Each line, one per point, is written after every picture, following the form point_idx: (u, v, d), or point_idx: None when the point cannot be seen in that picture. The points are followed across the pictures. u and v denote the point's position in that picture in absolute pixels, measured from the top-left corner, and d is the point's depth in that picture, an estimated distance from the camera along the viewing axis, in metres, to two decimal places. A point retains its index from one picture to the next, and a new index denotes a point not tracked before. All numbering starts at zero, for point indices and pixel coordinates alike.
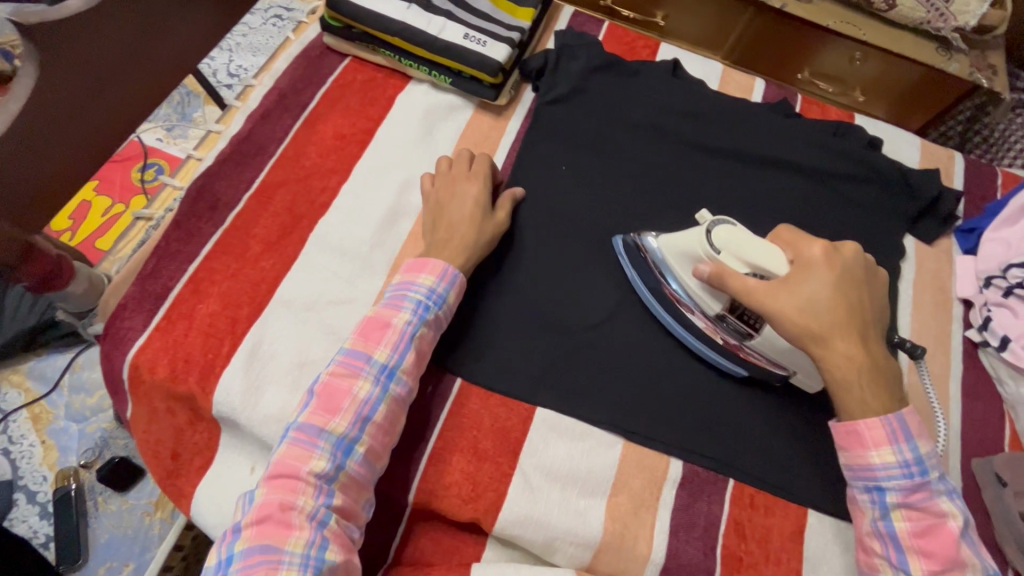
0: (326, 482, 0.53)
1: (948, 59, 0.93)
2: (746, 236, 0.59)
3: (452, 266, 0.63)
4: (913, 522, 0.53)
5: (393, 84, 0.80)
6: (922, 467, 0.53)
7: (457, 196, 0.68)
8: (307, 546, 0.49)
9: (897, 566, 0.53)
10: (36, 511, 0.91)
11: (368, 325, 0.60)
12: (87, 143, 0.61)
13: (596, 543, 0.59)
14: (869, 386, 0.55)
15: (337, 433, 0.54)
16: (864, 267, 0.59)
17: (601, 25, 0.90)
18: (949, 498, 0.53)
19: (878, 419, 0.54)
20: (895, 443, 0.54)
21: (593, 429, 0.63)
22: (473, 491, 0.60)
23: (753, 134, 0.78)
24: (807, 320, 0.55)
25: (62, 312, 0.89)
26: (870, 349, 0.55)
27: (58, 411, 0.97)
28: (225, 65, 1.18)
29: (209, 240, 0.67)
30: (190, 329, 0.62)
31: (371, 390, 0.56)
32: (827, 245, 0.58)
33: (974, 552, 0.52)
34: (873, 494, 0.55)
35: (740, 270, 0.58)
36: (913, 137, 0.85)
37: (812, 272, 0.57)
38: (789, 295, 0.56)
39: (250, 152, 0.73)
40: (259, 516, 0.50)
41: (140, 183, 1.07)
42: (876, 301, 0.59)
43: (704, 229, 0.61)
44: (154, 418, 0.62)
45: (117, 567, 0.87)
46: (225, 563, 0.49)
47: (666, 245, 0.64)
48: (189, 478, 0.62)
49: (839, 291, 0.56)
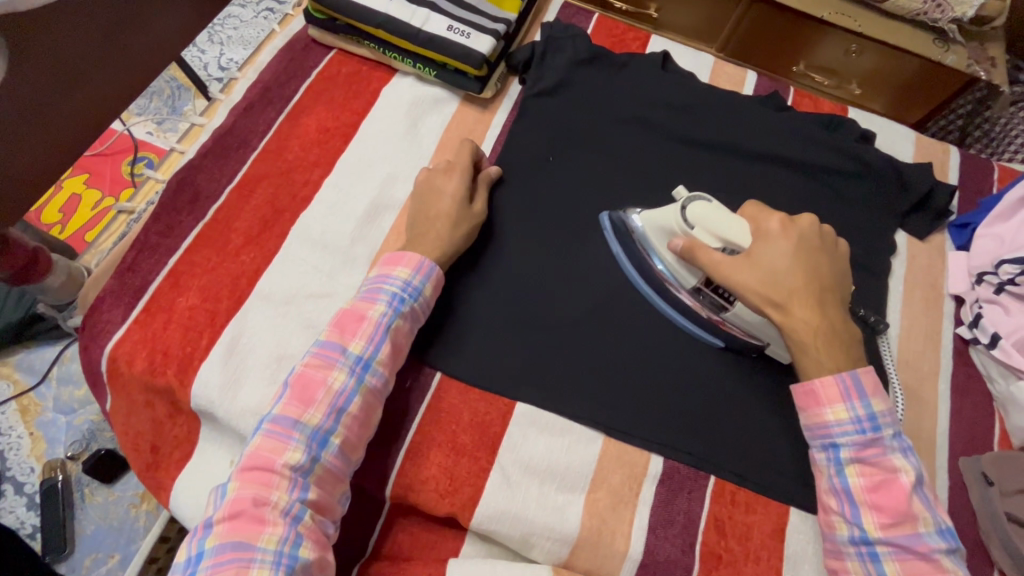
0: (301, 475, 0.53)
1: (946, 51, 0.91)
2: (720, 212, 0.58)
3: (428, 260, 0.63)
4: (866, 477, 0.54)
5: (378, 76, 0.80)
6: (875, 424, 0.54)
7: (435, 190, 0.68)
8: (280, 543, 0.49)
9: (851, 520, 0.53)
10: (22, 502, 0.92)
11: (344, 317, 0.60)
12: (58, 138, 0.61)
13: (572, 539, 0.58)
14: (829, 348, 0.56)
15: (312, 425, 0.54)
16: (823, 237, 0.60)
17: (590, 17, 0.88)
18: (902, 455, 0.54)
19: (831, 377, 0.55)
20: (848, 401, 0.55)
21: (572, 425, 0.63)
22: (450, 485, 0.59)
23: (741, 127, 0.77)
24: (765, 289, 0.57)
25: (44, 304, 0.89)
26: (829, 314, 0.57)
27: (46, 403, 0.98)
28: (216, 58, 1.18)
29: (190, 233, 0.67)
30: (169, 322, 0.62)
31: (346, 381, 0.56)
32: (783, 217, 0.59)
33: (925, 507, 0.53)
34: (828, 451, 0.56)
35: (713, 246, 0.58)
36: (908, 131, 0.84)
37: (771, 243, 0.58)
38: (748, 266, 0.57)
39: (232, 145, 0.73)
40: (233, 511, 0.50)
41: (129, 176, 1.07)
42: (840, 269, 0.60)
43: (680, 204, 0.60)
44: (133, 411, 0.62)
45: (102, 558, 0.88)
46: (196, 558, 0.50)
47: (641, 219, 0.65)
48: (169, 470, 0.62)
49: (796, 260, 0.57)
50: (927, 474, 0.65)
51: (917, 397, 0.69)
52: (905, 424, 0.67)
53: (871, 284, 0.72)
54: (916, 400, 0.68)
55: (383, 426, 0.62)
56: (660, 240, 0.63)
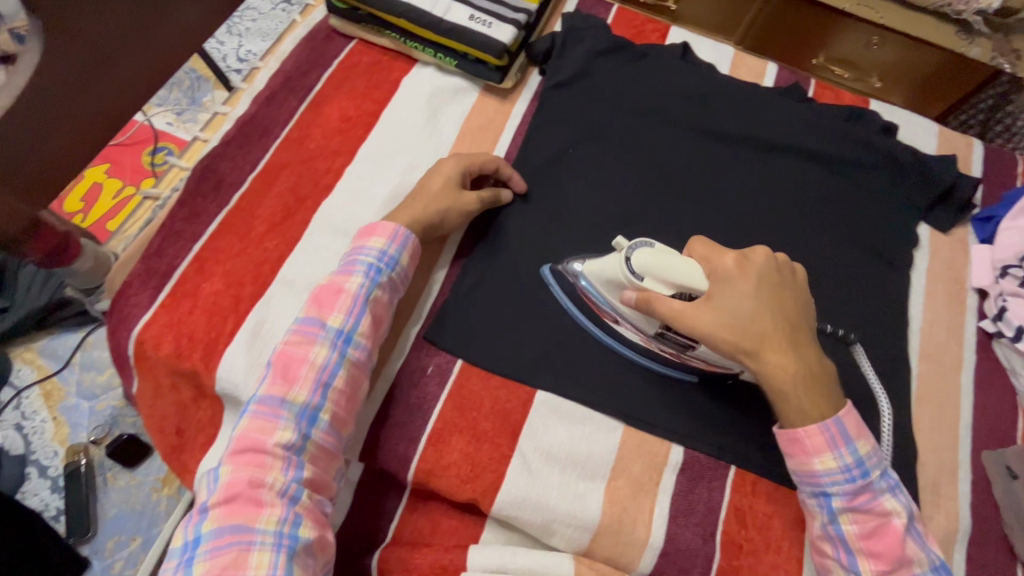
0: (294, 453, 0.52)
1: (969, 43, 0.89)
2: (664, 255, 0.57)
3: (402, 227, 0.63)
4: (859, 524, 0.52)
5: (398, 66, 0.80)
6: (863, 469, 0.52)
7: (433, 171, 0.68)
8: (280, 523, 0.48)
9: (848, 568, 0.52)
10: (47, 485, 0.93)
11: (321, 293, 0.59)
12: (94, 121, 0.62)
13: (593, 526, 0.58)
14: (810, 393, 0.53)
15: (299, 402, 0.54)
16: (780, 269, 0.57)
17: (610, 8, 0.88)
18: (892, 495, 0.52)
19: (816, 425, 0.53)
20: (835, 449, 0.52)
21: (592, 413, 0.63)
22: (471, 472, 0.60)
23: (763, 117, 0.76)
24: (733, 336, 0.54)
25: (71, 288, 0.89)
26: (804, 355, 0.54)
27: (69, 388, 0.99)
28: (235, 49, 1.19)
29: (214, 219, 0.68)
30: (195, 307, 0.63)
31: (328, 355, 0.56)
32: (738, 253, 0.56)
33: (919, 546, 0.52)
34: (819, 499, 0.54)
35: (666, 293, 0.57)
36: (930, 123, 0.83)
37: (729, 286, 0.55)
38: (710, 312, 0.55)
39: (256, 133, 0.73)
40: (228, 495, 0.49)
41: (149, 166, 1.09)
42: (803, 301, 0.58)
43: (623, 255, 0.58)
44: (160, 393, 0.63)
45: (125, 541, 0.89)
46: (193, 544, 0.48)
47: (590, 270, 0.62)
48: (193, 453, 0.63)
49: (758, 301, 0.55)
50: (950, 468, 0.64)
51: (940, 390, 0.68)
52: (929, 418, 0.67)
53: (895, 276, 0.71)
54: (940, 394, 0.68)
55: (403, 413, 0.62)
56: (612, 290, 0.61)
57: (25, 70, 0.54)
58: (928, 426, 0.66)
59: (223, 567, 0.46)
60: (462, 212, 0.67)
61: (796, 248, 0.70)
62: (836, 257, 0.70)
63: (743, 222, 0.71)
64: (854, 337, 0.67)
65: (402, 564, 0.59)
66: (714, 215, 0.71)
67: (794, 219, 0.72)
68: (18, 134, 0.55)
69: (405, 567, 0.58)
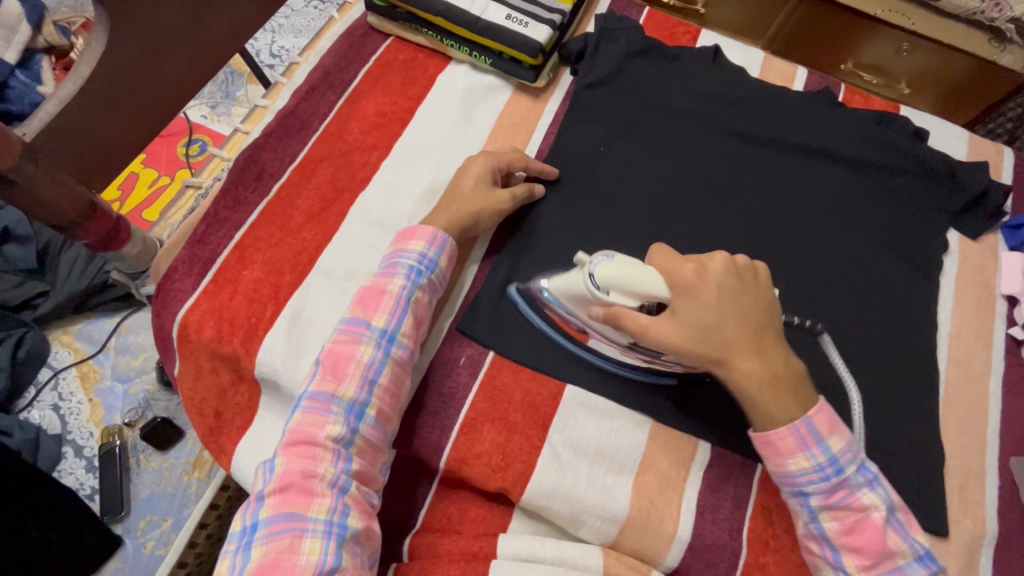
0: (344, 447, 0.54)
1: (1001, 51, 0.89)
2: (628, 267, 0.57)
3: (441, 232, 0.64)
4: (840, 521, 0.52)
5: (433, 63, 0.81)
6: (837, 466, 0.52)
7: (463, 169, 0.69)
8: (330, 513, 0.50)
9: (833, 564, 0.53)
10: (82, 464, 0.99)
11: (366, 294, 0.61)
12: (150, 109, 0.68)
13: (621, 518, 0.59)
14: (780, 397, 0.53)
15: (348, 398, 0.56)
16: (739, 272, 0.55)
17: (641, 10, 0.89)
18: (870, 489, 0.52)
19: (787, 428, 0.52)
20: (806, 449, 0.52)
21: (622, 408, 0.64)
22: (501, 461, 0.61)
23: (793, 120, 0.77)
24: (698, 347, 0.53)
25: (115, 271, 0.89)
26: (772, 359, 0.53)
27: (104, 371, 1.05)
28: (268, 45, 1.22)
29: (255, 209, 0.69)
30: (236, 293, 0.65)
31: (374, 354, 0.58)
32: (698, 263, 0.54)
33: (900, 537, 0.52)
34: (798, 498, 0.54)
35: (633, 306, 0.57)
36: (961, 129, 0.83)
37: (690, 297, 0.54)
38: (674, 324, 0.54)
39: (295, 126, 0.75)
40: (282, 484, 0.51)
41: (184, 158, 1.12)
42: (767, 300, 0.56)
43: (586, 270, 0.59)
44: (200, 376, 0.65)
45: (156, 521, 0.95)
46: (251, 529, 0.50)
47: (556, 288, 0.63)
48: (230, 436, 0.65)
49: (721, 310, 0.53)
50: (978, 472, 0.64)
51: (968, 394, 0.68)
52: (956, 422, 0.67)
53: (925, 281, 0.71)
54: (967, 399, 0.68)
55: (436, 403, 0.64)
56: (580, 304, 0.62)
57: (90, 59, 0.59)
58: (956, 430, 0.66)
59: (278, 551, 0.48)
60: (499, 210, 0.68)
61: (826, 250, 0.71)
62: (867, 259, 0.70)
63: (773, 224, 0.72)
64: (882, 340, 0.67)
65: (432, 550, 0.60)
66: (746, 215, 0.72)
67: (825, 222, 0.72)
68: (81, 117, 0.61)
69: (435, 552, 0.60)
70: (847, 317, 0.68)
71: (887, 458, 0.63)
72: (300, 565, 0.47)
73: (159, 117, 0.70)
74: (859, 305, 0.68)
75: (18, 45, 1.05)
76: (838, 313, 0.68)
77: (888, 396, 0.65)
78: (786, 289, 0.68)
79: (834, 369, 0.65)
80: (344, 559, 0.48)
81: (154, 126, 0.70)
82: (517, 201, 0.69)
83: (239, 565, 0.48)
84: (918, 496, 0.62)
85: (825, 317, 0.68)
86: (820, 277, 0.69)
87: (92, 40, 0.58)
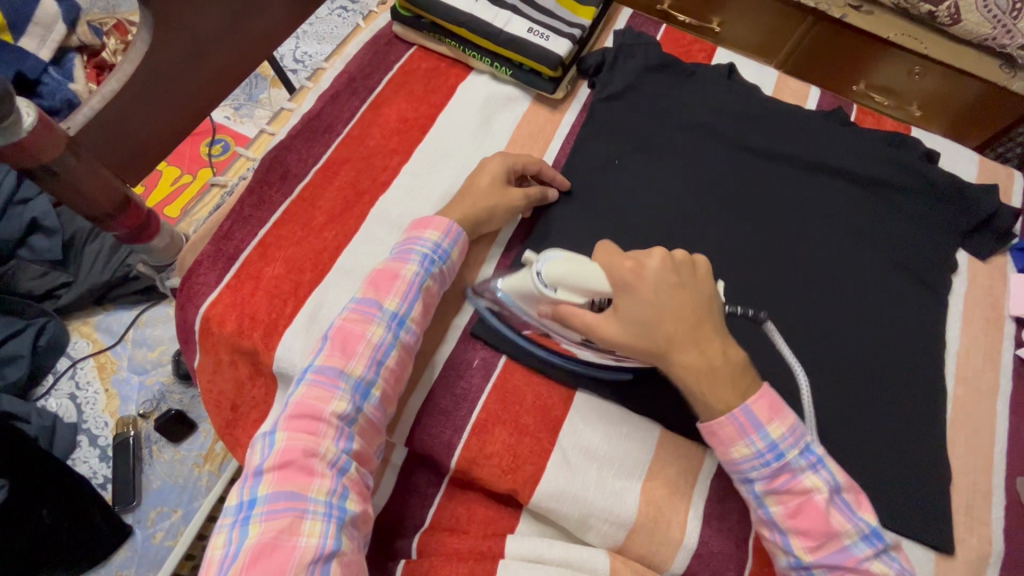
0: (347, 425, 0.55)
1: (1012, 77, 0.91)
2: (574, 264, 0.58)
3: (456, 224, 0.66)
4: (785, 504, 0.53)
5: (454, 73, 0.83)
6: (778, 452, 0.53)
7: (478, 169, 0.71)
8: (329, 494, 0.50)
9: (784, 548, 0.53)
10: (96, 453, 1.01)
11: (378, 276, 0.62)
12: (185, 108, 0.72)
13: (629, 523, 0.60)
14: (716, 387, 0.54)
15: (355, 375, 0.57)
16: (677, 267, 0.56)
17: (659, 27, 0.92)
18: (813, 472, 0.53)
19: (725, 417, 0.53)
20: (747, 436, 0.53)
21: (631, 415, 0.65)
22: (512, 463, 0.61)
23: (806, 138, 0.78)
24: (638, 343, 0.55)
25: (143, 264, 0.92)
26: (709, 351, 0.54)
27: (121, 362, 1.08)
28: (292, 50, 1.27)
29: (279, 207, 0.71)
30: (258, 289, 0.67)
31: (384, 336, 0.59)
32: (637, 261, 0.56)
33: (845, 517, 0.52)
34: (745, 485, 0.55)
35: (579, 301, 0.58)
36: (971, 152, 0.85)
37: (630, 295, 0.55)
38: (617, 322, 0.56)
39: (319, 129, 0.77)
40: (282, 460, 0.51)
41: (207, 157, 1.16)
42: (709, 295, 0.56)
43: (533, 270, 0.59)
44: (219, 369, 0.67)
45: (167, 512, 0.97)
46: (248, 504, 0.49)
47: (506, 289, 0.64)
48: (246, 429, 0.68)
49: (661, 307, 0.54)
50: (984, 491, 0.65)
51: (976, 413, 0.69)
52: (964, 442, 0.67)
53: (934, 300, 0.72)
54: (975, 417, 0.69)
55: (448, 404, 0.65)
56: (529, 302, 0.62)
57: (134, 59, 0.63)
58: (962, 448, 0.67)
59: (277, 531, 0.47)
60: (513, 210, 0.70)
61: (836, 266, 0.72)
62: (876, 276, 0.71)
63: (784, 239, 0.73)
64: (890, 356, 0.68)
65: (440, 548, 0.60)
66: (757, 230, 0.73)
67: (837, 238, 0.73)
68: (119, 112, 0.65)
69: (443, 550, 0.60)
70: (856, 333, 0.69)
71: (895, 474, 0.63)
72: (299, 547, 0.47)
73: (194, 115, 0.74)
74: (867, 321, 0.69)
75: (53, 44, 1.08)
76: (847, 329, 0.69)
77: (897, 412, 0.66)
78: (796, 304, 0.70)
79: (843, 382, 0.66)
80: (343, 543, 0.49)
81: (188, 123, 0.74)
82: (530, 201, 0.71)
83: (236, 541, 0.47)
84: (926, 513, 0.62)
85: (834, 333, 0.68)
86: (829, 292, 0.70)
87: (136, 41, 0.63)
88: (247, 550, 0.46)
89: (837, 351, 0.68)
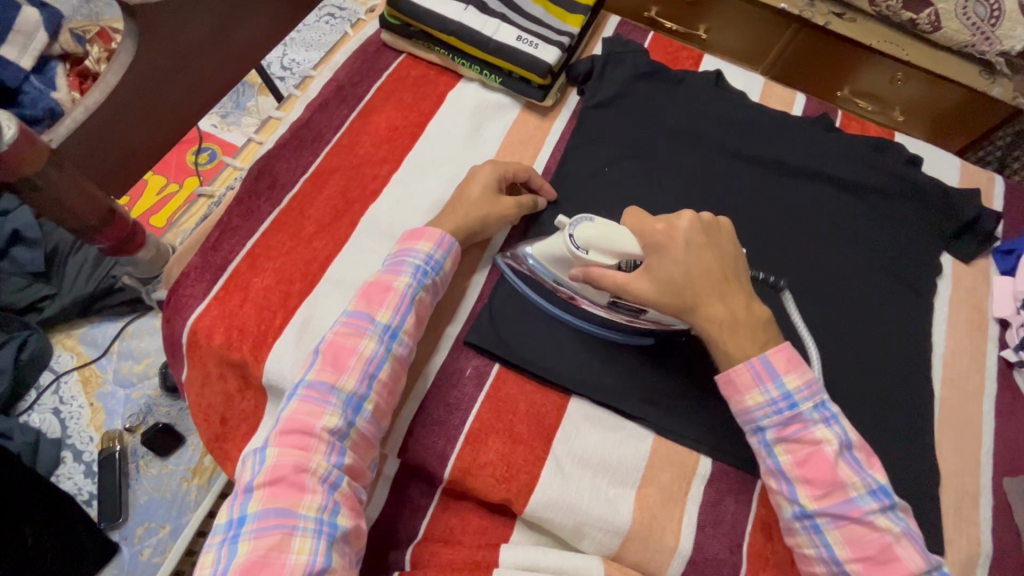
0: (339, 440, 0.54)
1: (991, 83, 0.92)
2: (606, 229, 0.59)
3: (447, 235, 0.66)
4: (793, 453, 0.54)
5: (443, 81, 0.83)
6: (792, 401, 0.54)
7: (471, 177, 0.71)
8: (320, 510, 0.49)
9: (790, 497, 0.54)
10: (81, 469, 1.00)
11: (370, 289, 0.62)
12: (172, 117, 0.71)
13: (623, 531, 0.60)
14: (737, 337, 0.56)
15: (346, 390, 0.56)
16: (708, 229, 0.58)
17: (646, 35, 0.93)
18: (824, 425, 0.54)
19: (742, 364, 0.55)
20: (761, 384, 0.55)
21: (625, 422, 0.65)
22: (506, 472, 0.61)
23: (792, 144, 0.79)
24: (666, 299, 0.57)
25: (129, 276, 0.91)
26: (732, 304, 0.57)
27: (107, 375, 1.06)
28: (279, 58, 1.26)
29: (268, 217, 0.71)
30: (246, 301, 0.66)
31: (376, 349, 0.58)
32: (671, 221, 0.58)
33: (853, 471, 0.53)
34: (756, 435, 0.56)
35: (609, 264, 0.60)
36: (953, 156, 0.86)
37: (662, 251, 0.57)
38: (648, 280, 0.57)
39: (308, 137, 0.77)
40: (273, 477, 0.50)
41: (194, 166, 1.15)
42: (734, 256, 0.59)
43: (567, 232, 0.61)
44: (207, 382, 0.66)
45: (154, 528, 0.96)
46: (238, 522, 0.49)
47: (537, 253, 0.67)
48: (236, 442, 0.67)
49: (690, 264, 0.56)
50: (972, 492, 0.66)
51: (962, 413, 0.70)
52: (951, 443, 0.68)
53: (920, 304, 0.73)
54: (962, 417, 0.70)
55: (442, 413, 0.64)
56: (561, 266, 0.65)
57: (117, 70, 0.62)
58: (950, 450, 0.68)
59: (267, 549, 0.47)
60: (506, 218, 0.70)
61: (825, 271, 0.72)
62: (863, 280, 0.72)
63: (772, 244, 0.73)
64: (878, 360, 0.69)
65: (435, 559, 0.60)
66: (745, 236, 0.74)
67: (824, 243, 0.74)
68: (105, 122, 0.64)
69: (437, 561, 0.60)
70: (844, 337, 0.69)
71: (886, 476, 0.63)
72: (289, 564, 0.46)
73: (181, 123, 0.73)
74: (855, 324, 0.70)
75: (34, 52, 1.07)
76: (836, 332, 0.69)
77: (886, 415, 0.66)
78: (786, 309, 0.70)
79: (832, 385, 0.67)
80: (334, 560, 0.48)
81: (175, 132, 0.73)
82: (522, 209, 0.71)
83: (224, 560, 0.47)
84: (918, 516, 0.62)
85: (824, 337, 0.69)
86: (817, 296, 0.71)
87: (120, 51, 0.62)
88: (236, 569, 0.46)
89: (825, 356, 0.68)
